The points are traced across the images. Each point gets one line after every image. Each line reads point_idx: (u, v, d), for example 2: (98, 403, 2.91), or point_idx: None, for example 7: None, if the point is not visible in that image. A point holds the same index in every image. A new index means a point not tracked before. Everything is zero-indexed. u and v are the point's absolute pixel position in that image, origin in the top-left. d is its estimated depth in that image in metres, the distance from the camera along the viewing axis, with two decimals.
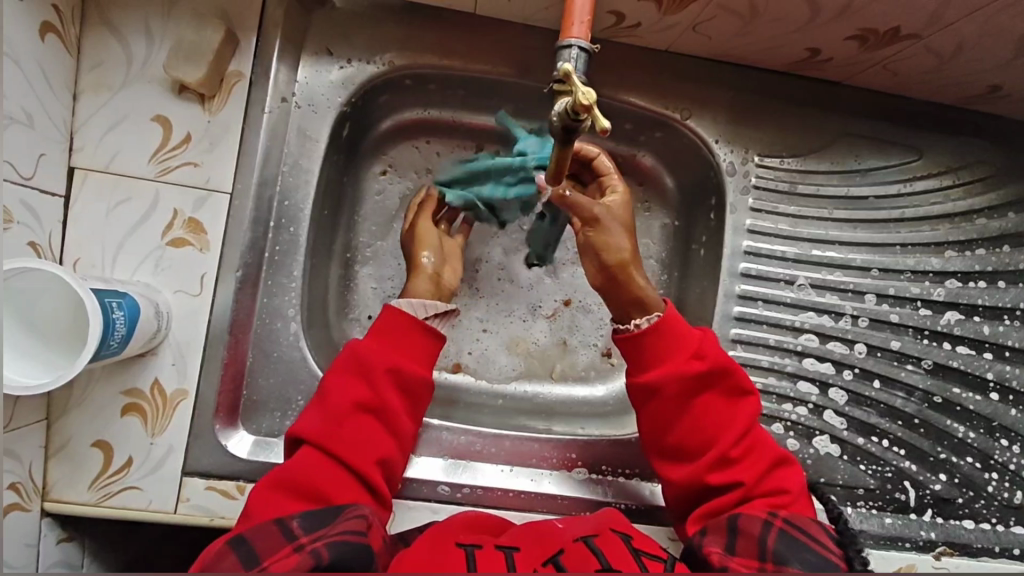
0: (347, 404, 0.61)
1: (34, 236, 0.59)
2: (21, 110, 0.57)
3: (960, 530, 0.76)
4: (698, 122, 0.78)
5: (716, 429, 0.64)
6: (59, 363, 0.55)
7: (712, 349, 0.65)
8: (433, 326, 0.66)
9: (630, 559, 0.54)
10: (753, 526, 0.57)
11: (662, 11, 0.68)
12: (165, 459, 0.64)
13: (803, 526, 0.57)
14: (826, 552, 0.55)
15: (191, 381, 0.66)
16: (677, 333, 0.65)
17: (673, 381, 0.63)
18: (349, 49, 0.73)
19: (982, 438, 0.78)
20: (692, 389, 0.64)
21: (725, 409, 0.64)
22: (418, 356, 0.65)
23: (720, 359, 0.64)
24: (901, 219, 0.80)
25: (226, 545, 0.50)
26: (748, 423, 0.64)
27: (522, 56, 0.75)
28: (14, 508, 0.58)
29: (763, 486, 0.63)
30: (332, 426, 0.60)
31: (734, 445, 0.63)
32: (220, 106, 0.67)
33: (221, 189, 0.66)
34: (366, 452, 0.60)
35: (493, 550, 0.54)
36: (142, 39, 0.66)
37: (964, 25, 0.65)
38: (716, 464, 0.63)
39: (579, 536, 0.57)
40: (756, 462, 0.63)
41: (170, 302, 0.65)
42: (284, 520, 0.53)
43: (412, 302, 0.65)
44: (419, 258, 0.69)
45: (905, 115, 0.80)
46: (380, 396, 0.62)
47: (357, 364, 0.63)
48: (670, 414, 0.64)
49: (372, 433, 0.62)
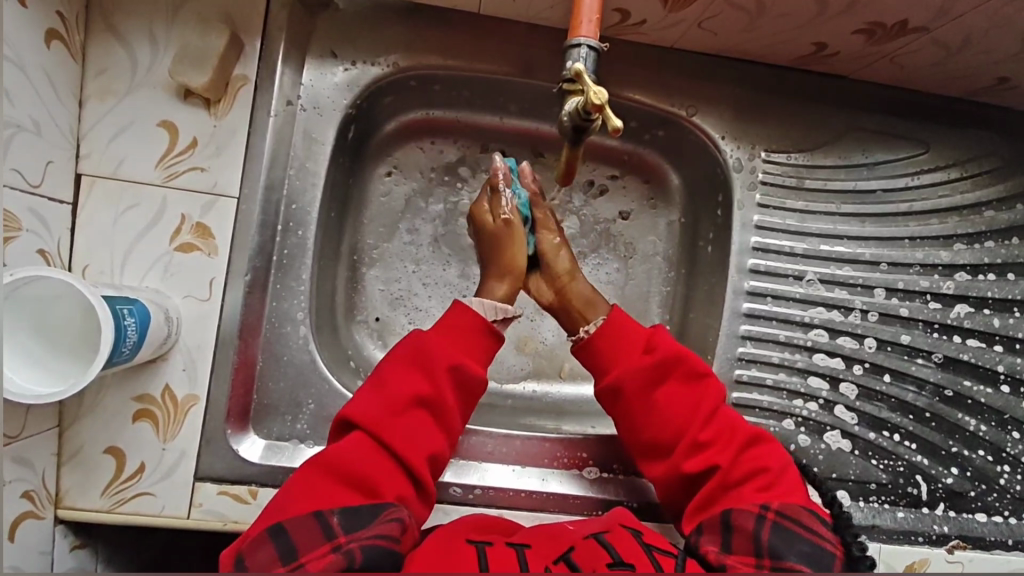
0: (403, 395, 0.60)
1: (43, 244, 0.59)
2: (28, 118, 0.57)
3: (973, 524, 0.76)
4: (703, 118, 0.77)
5: (683, 416, 0.63)
6: (46, 358, 0.54)
7: (663, 339, 0.66)
8: (497, 328, 0.67)
9: (641, 554, 0.53)
10: (746, 521, 0.56)
11: (668, 8, 0.68)
12: (178, 465, 0.64)
13: (797, 516, 0.56)
14: (822, 542, 0.55)
15: (202, 386, 0.66)
16: (628, 332, 0.67)
17: (632, 375, 0.64)
18: (353, 51, 0.72)
19: (993, 431, 0.78)
20: (652, 382, 0.64)
21: (689, 394, 0.64)
22: (472, 352, 0.64)
23: (671, 347, 0.65)
24: (909, 213, 0.80)
25: (264, 534, 0.51)
26: (713, 406, 0.63)
27: (526, 56, 0.75)
28: (27, 515, 0.58)
29: (742, 467, 0.61)
30: (384, 414, 0.59)
31: (703, 428, 0.63)
32: (225, 110, 0.67)
33: (228, 194, 0.66)
34: (417, 447, 0.59)
35: (503, 547, 0.54)
36: (146, 46, 0.66)
37: (972, 18, 0.64)
38: (689, 450, 0.62)
39: (589, 534, 0.56)
40: (730, 443, 0.62)
41: (179, 307, 0.65)
42: (323, 514, 0.52)
43: (483, 303, 0.66)
44: (515, 259, 0.69)
45: (912, 107, 0.80)
46: (434, 388, 0.61)
47: (414, 356, 0.62)
48: (639, 410, 0.64)
49: (422, 425, 0.60)
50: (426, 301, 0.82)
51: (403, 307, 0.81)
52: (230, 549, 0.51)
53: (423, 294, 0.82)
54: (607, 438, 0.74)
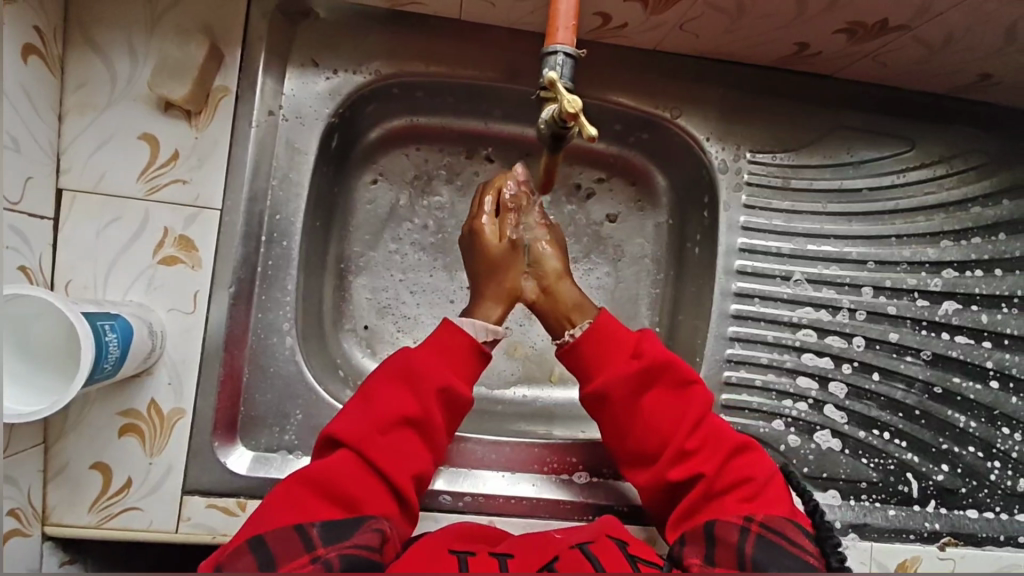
0: (390, 414, 0.60)
1: (24, 260, 0.59)
2: (6, 135, 0.57)
3: (965, 520, 0.76)
4: (688, 120, 0.77)
5: (670, 423, 0.63)
6: (17, 369, 0.54)
7: (651, 346, 0.65)
8: (486, 348, 0.67)
9: (625, 564, 0.54)
10: (729, 534, 0.55)
11: (648, 11, 0.67)
12: (164, 480, 0.64)
13: (781, 531, 0.56)
14: (804, 554, 0.54)
15: (188, 400, 0.65)
16: (614, 335, 0.66)
17: (617, 382, 0.64)
18: (335, 59, 0.72)
19: (983, 427, 0.78)
20: (638, 389, 0.64)
21: (677, 401, 0.64)
22: (459, 370, 0.64)
23: (659, 354, 0.64)
24: (895, 211, 0.80)
25: (244, 545, 0.51)
26: (701, 413, 0.63)
27: (509, 61, 0.75)
28: (13, 533, 0.58)
29: (728, 477, 0.61)
30: (371, 432, 0.59)
31: (689, 437, 0.62)
32: (206, 121, 0.66)
33: (211, 206, 0.66)
34: (402, 465, 0.59)
35: (486, 557, 0.54)
36: (126, 58, 0.65)
37: (952, 15, 0.64)
38: (673, 458, 0.62)
39: (575, 543, 0.56)
40: (715, 451, 0.62)
41: (163, 320, 0.65)
42: (304, 526, 0.52)
43: (474, 323, 0.66)
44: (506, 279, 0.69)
45: (896, 104, 0.79)
46: (422, 409, 0.61)
47: (402, 373, 0.62)
48: (624, 417, 0.64)
49: (409, 447, 0.60)
50: (414, 308, 0.81)
51: (391, 315, 0.81)
52: (208, 560, 0.51)
53: (411, 301, 0.81)
54: (597, 442, 0.74)
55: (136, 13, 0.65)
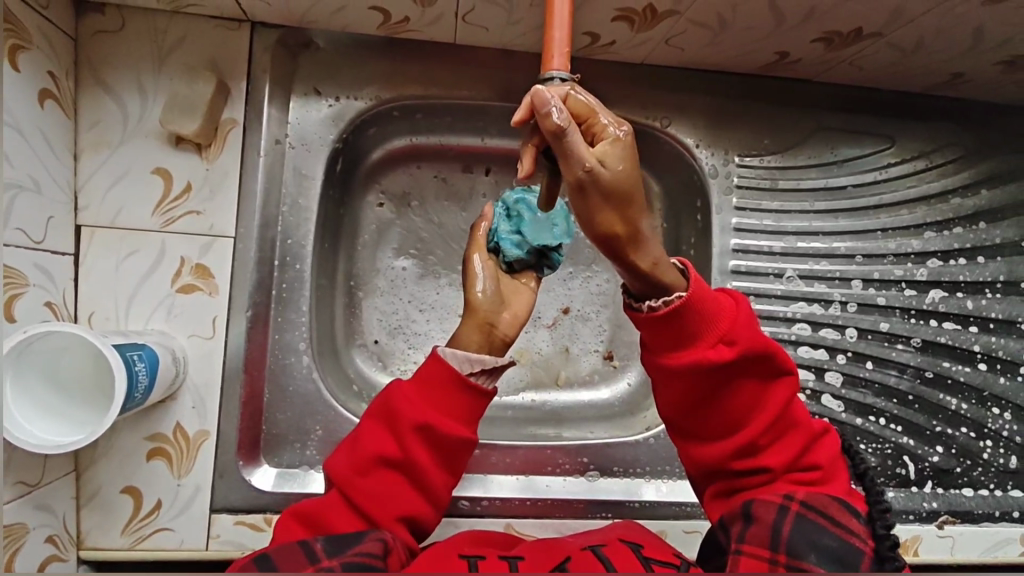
0: (373, 454, 0.57)
1: (49, 296, 0.62)
2: (27, 176, 0.59)
3: (961, 498, 0.79)
4: (677, 128, 0.80)
5: (742, 411, 0.57)
6: (41, 397, 0.56)
7: (745, 331, 0.55)
8: (483, 385, 0.61)
9: (637, 565, 0.56)
10: (768, 513, 0.54)
11: (634, 29, 0.70)
12: (194, 499, 0.67)
13: (826, 508, 0.54)
14: (848, 535, 0.52)
15: (212, 422, 0.68)
16: (709, 308, 0.55)
17: (697, 368, 0.55)
18: (336, 88, 0.75)
19: (974, 408, 0.82)
20: (721, 374, 0.56)
21: (754, 389, 0.57)
22: (451, 411, 0.59)
23: (753, 342, 0.55)
24: (879, 205, 0.84)
25: (251, 561, 0.50)
26: (779, 406, 0.57)
27: (501, 81, 0.78)
28: (52, 559, 0.61)
29: (793, 467, 0.58)
30: (353, 474, 0.57)
31: (764, 427, 0.57)
32: (217, 153, 0.69)
33: (225, 234, 0.69)
34: (388, 505, 0.57)
35: (496, 560, 0.56)
36: (136, 97, 0.68)
37: (922, 21, 0.68)
38: (740, 446, 0.57)
39: (587, 546, 0.59)
40: (786, 443, 0.58)
41: (184, 346, 0.68)
42: (308, 541, 0.52)
43: (458, 354, 0.59)
44: (474, 294, 0.64)
45: (875, 104, 0.83)
46: (402, 450, 0.58)
47: (386, 416, 0.59)
48: (695, 397, 0.57)
49: (392, 487, 0.58)
50: (423, 326, 0.84)
51: (402, 334, 0.83)
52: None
53: (420, 319, 0.84)
54: (605, 442, 0.77)
55: (145, 52, 0.68)
